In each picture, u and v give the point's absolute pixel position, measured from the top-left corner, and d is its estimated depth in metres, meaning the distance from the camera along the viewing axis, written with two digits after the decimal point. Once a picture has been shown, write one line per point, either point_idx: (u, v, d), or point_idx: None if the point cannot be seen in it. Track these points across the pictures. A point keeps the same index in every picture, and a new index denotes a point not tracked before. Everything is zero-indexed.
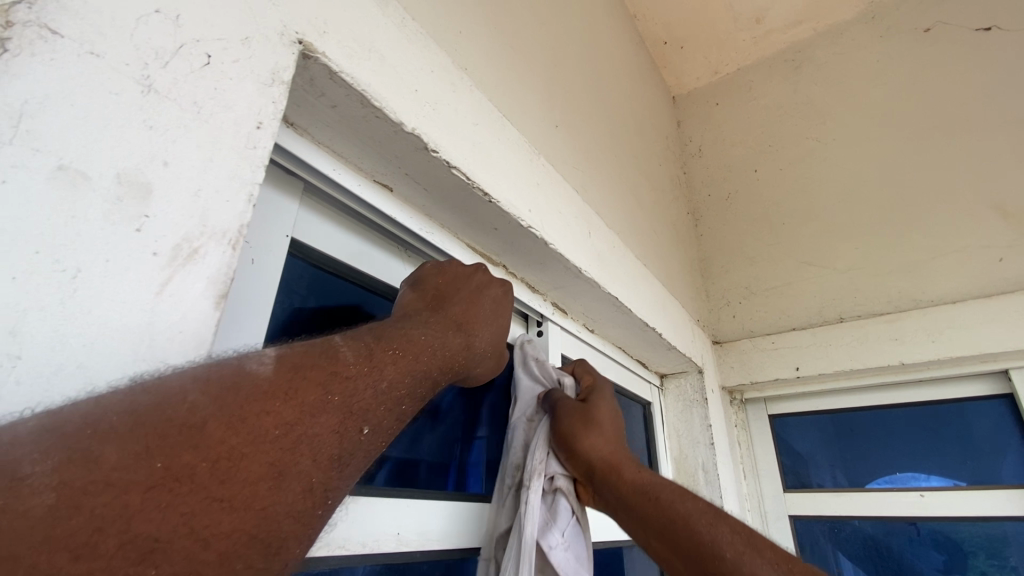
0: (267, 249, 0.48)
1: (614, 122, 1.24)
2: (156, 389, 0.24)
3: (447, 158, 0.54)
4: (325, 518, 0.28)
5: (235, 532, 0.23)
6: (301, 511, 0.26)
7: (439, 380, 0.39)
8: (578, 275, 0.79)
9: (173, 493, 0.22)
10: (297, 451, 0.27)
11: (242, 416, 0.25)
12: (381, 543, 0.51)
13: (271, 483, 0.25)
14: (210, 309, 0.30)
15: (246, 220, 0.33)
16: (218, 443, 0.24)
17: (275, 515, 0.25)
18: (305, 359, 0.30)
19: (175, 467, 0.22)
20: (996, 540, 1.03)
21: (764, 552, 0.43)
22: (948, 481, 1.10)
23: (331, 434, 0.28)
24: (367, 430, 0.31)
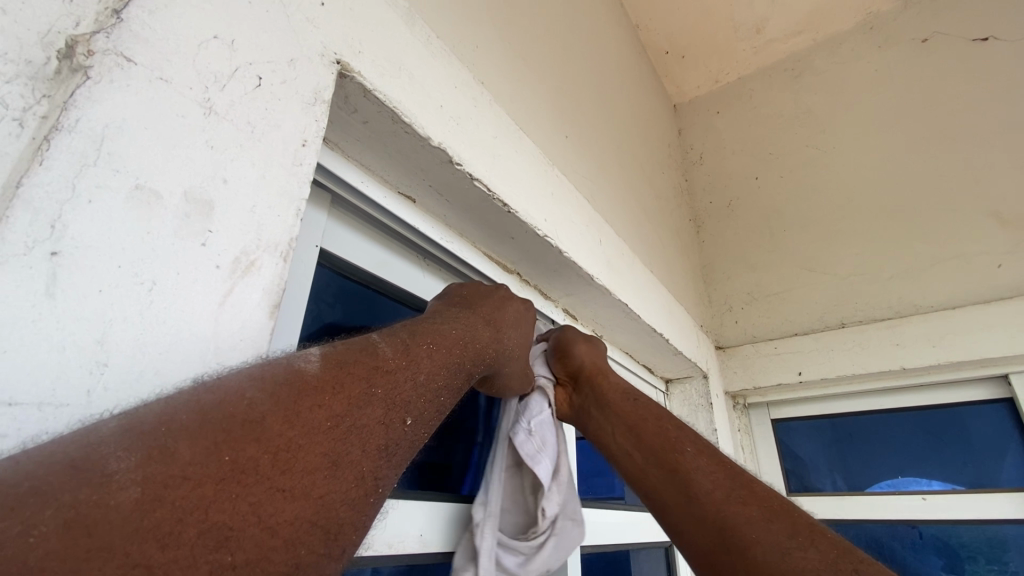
0: (298, 260, 0.50)
1: (622, 129, 1.28)
2: (219, 389, 0.25)
3: (470, 171, 0.56)
4: (376, 506, 0.30)
5: (298, 520, 0.25)
6: (353, 499, 0.28)
7: (473, 370, 0.42)
8: (591, 282, 0.81)
9: (242, 485, 0.23)
10: (347, 441, 0.28)
11: (295, 408, 0.27)
12: (405, 544, 0.53)
13: (326, 472, 0.27)
14: (266, 318, 0.32)
15: (295, 233, 0.35)
16: (279, 435, 0.26)
17: (331, 503, 0.27)
18: (348, 355, 0.31)
19: (242, 460, 0.24)
20: (997, 544, 1.09)
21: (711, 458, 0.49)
22: (948, 485, 1.16)
23: (377, 424, 0.30)
24: (410, 420, 0.33)
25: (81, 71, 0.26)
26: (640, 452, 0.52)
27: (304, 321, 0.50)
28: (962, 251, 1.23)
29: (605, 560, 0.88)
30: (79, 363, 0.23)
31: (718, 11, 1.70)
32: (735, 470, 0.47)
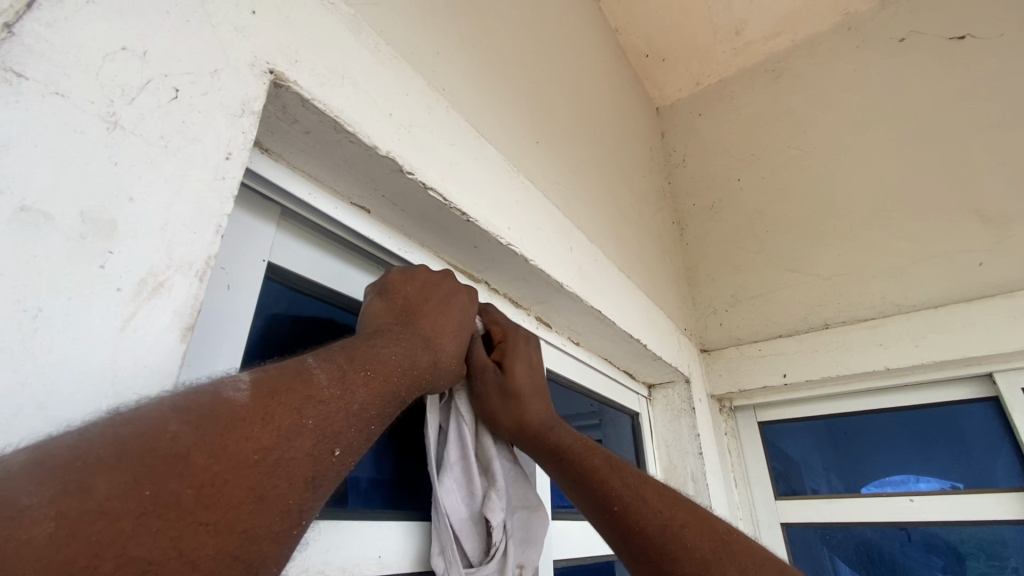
0: (243, 275, 0.49)
1: (599, 133, 1.27)
2: (124, 418, 0.24)
3: (423, 180, 0.55)
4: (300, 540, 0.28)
5: (221, 554, 0.23)
6: (278, 533, 0.26)
7: (407, 399, 0.38)
8: (560, 290, 0.79)
9: (162, 520, 0.22)
10: (274, 475, 0.26)
11: (221, 440, 0.25)
12: (364, 567, 0.52)
13: (251, 506, 0.25)
14: (175, 342, 0.30)
15: (214, 251, 0.34)
16: (204, 469, 0.24)
17: (256, 536, 0.25)
18: (278, 383, 0.29)
19: (163, 494, 0.22)
20: (993, 542, 1.08)
21: (650, 503, 0.51)
22: (939, 485, 1.15)
23: (306, 457, 0.28)
24: (339, 451, 0.30)
25: None
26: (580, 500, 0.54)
27: (249, 336, 0.48)
28: (944, 250, 1.22)
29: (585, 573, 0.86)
30: None
31: (695, 13, 1.70)
32: (665, 516, 0.50)
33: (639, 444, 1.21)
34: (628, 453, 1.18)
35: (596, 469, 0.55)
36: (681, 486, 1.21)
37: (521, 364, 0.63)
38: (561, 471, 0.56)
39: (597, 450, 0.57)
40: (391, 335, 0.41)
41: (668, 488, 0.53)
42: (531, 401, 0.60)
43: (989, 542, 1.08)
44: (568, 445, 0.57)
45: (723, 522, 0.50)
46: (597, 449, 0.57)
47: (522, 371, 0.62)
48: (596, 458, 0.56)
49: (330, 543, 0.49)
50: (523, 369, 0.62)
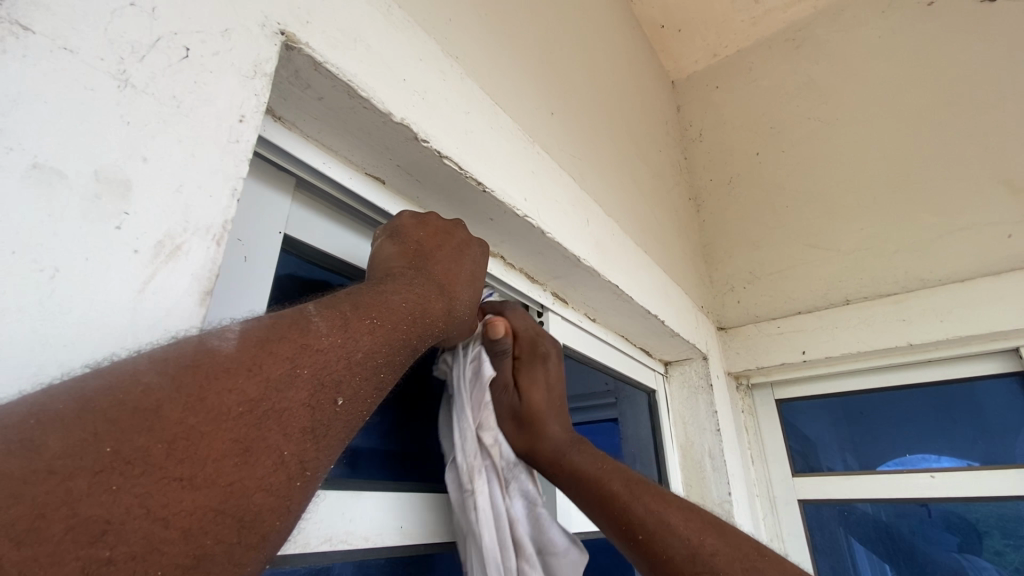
0: (258, 245, 0.48)
1: (615, 106, 1.23)
2: (111, 371, 0.22)
3: (438, 149, 0.53)
4: (306, 493, 0.26)
5: (200, 510, 0.22)
6: (273, 485, 0.24)
7: (420, 347, 0.37)
8: (578, 264, 0.78)
9: (124, 476, 0.20)
10: (263, 426, 0.25)
11: (200, 391, 0.23)
12: (384, 537, 0.52)
13: (237, 459, 0.23)
14: (195, 305, 0.30)
15: (230, 215, 0.33)
16: (177, 423, 0.22)
17: (246, 489, 0.23)
18: (271, 333, 0.27)
19: (126, 449, 0.21)
20: (1012, 519, 1.06)
21: (677, 529, 0.51)
22: (960, 462, 1.13)
23: (303, 408, 0.26)
24: (342, 401, 0.29)
25: None
26: (602, 513, 0.55)
27: (268, 309, 0.48)
28: (971, 223, 1.19)
29: (602, 547, 0.87)
30: None
31: None
32: (692, 543, 0.50)
33: (655, 421, 1.21)
34: (644, 430, 1.18)
35: (617, 496, 0.54)
36: (697, 463, 1.20)
37: (539, 385, 0.62)
38: (588, 505, 0.56)
39: (618, 473, 0.57)
40: (403, 281, 0.40)
41: (686, 502, 0.55)
42: (547, 422, 0.59)
43: (1009, 518, 1.06)
44: (589, 475, 0.57)
45: (733, 530, 0.53)
46: (619, 470, 0.57)
47: (539, 393, 0.61)
48: (619, 481, 0.56)
49: (354, 512, 0.50)
50: (541, 391, 0.61)
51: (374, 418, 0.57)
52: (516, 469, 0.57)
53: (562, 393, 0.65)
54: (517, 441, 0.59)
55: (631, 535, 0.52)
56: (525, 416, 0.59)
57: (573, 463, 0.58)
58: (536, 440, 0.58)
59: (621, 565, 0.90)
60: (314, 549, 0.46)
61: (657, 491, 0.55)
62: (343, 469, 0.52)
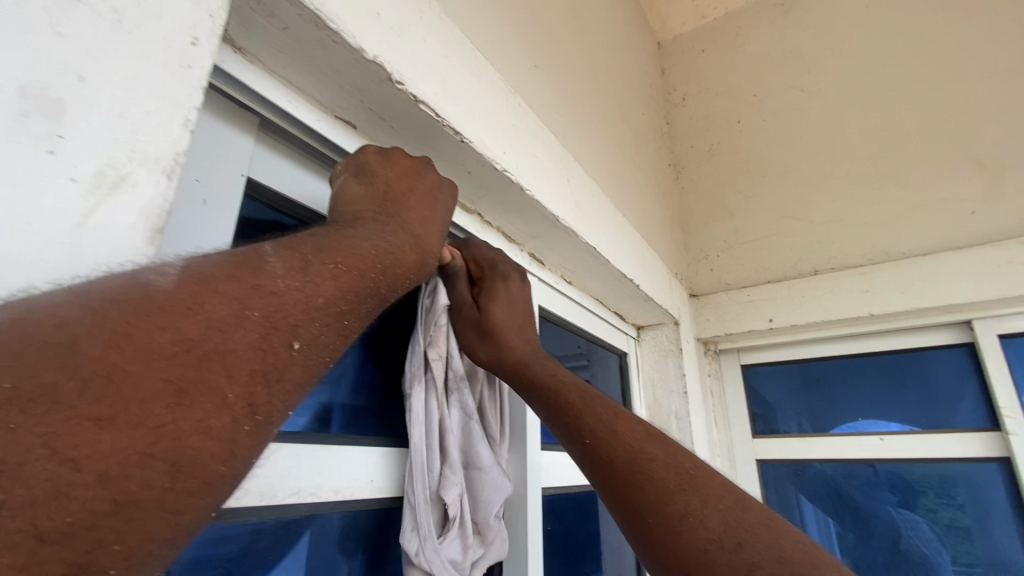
0: (218, 189, 0.45)
1: (599, 63, 1.19)
2: (25, 307, 0.20)
3: (413, 92, 0.50)
4: (255, 439, 0.25)
5: (120, 452, 0.20)
6: (214, 429, 0.23)
7: (388, 297, 0.36)
8: (556, 224, 0.77)
9: (25, 415, 0.18)
10: (202, 368, 0.23)
11: (126, 328, 0.22)
12: (356, 490, 0.52)
13: (169, 401, 0.22)
14: (145, 242, 0.28)
15: (182, 147, 0.31)
16: (96, 360, 0.20)
17: (179, 434, 0.22)
18: (218, 272, 0.26)
19: (30, 386, 0.19)
20: (946, 480, 1.14)
21: (619, 435, 0.50)
22: (905, 426, 1.20)
23: (252, 350, 0.25)
24: (299, 344, 0.27)
25: None
26: (555, 420, 0.55)
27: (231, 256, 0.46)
28: (939, 197, 1.21)
29: (570, 502, 0.89)
30: None
31: None
32: (634, 449, 0.49)
33: (625, 383, 1.23)
34: (615, 392, 1.20)
35: (572, 405, 0.54)
36: (664, 424, 1.24)
37: (500, 298, 0.62)
38: (542, 410, 0.56)
39: (572, 385, 0.57)
40: (374, 226, 0.38)
41: (643, 421, 0.53)
42: (507, 336, 0.60)
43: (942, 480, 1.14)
44: (546, 379, 0.57)
45: (692, 454, 0.49)
46: (576, 384, 0.57)
47: (500, 308, 0.61)
48: (576, 394, 0.55)
49: (322, 467, 0.49)
50: (503, 306, 0.62)
51: (340, 372, 0.55)
52: (457, 382, 0.59)
53: (526, 310, 0.65)
54: (481, 351, 0.60)
55: (578, 435, 0.52)
56: (485, 328, 0.60)
57: (532, 375, 0.57)
58: (498, 343, 0.59)
59: (587, 518, 0.94)
60: (282, 502, 0.45)
61: (615, 407, 0.54)
62: (309, 423, 0.50)
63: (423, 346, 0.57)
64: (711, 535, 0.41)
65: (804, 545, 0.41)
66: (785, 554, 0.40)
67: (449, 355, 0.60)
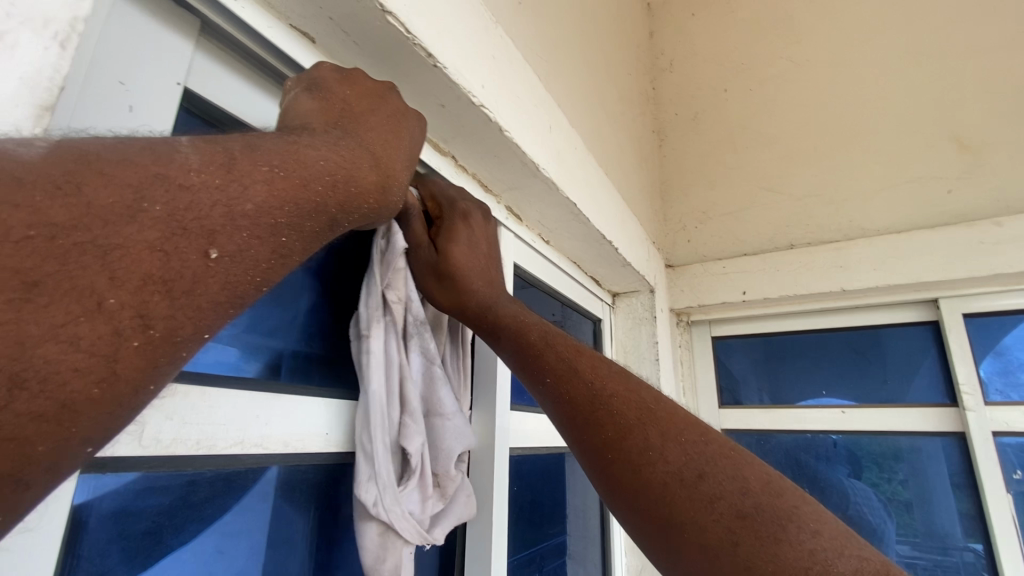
0: (150, 94, 0.39)
1: (586, 13, 1.11)
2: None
3: (380, 1, 0.44)
4: (146, 360, 0.20)
5: None
6: (82, 341, 0.18)
7: (337, 220, 0.31)
8: (535, 173, 0.72)
9: None
10: (69, 262, 0.19)
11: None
12: (306, 442, 0.48)
13: (18, 296, 0.17)
14: (27, 117, 0.23)
15: (82, 10, 0.25)
16: None
17: (28, 340, 0.17)
18: (111, 155, 0.21)
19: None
20: (890, 455, 1.18)
21: (582, 374, 0.47)
22: (855, 400, 1.24)
23: (146, 251, 0.20)
24: (218, 255, 0.23)
25: None
26: (518, 359, 0.52)
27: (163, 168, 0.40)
28: (918, 175, 1.21)
29: (537, 464, 0.88)
30: None
31: None
32: (595, 387, 0.46)
33: (597, 350, 1.22)
34: None
35: (534, 345, 0.51)
36: None
37: (461, 240, 0.58)
38: (505, 350, 0.54)
39: (536, 325, 0.54)
40: (325, 138, 0.33)
41: (605, 357, 0.49)
42: (470, 280, 0.56)
43: (886, 457, 1.19)
44: (508, 321, 0.55)
45: (657, 391, 0.46)
46: (541, 323, 0.54)
47: (461, 250, 0.57)
48: (540, 334, 0.52)
49: (268, 416, 0.44)
50: (464, 248, 0.58)
51: (288, 316, 0.50)
52: (417, 326, 0.55)
53: (488, 250, 0.61)
54: (441, 297, 0.56)
55: (537, 377, 0.49)
56: (446, 272, 0.56)
57: (497, 316, 0.55)
58: (460, 291, 0.56)
59: (553, 482, 0.93)
60: (220, 451, 0.40)
61: (580, 345, 0.51)
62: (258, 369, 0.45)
63: (381, 286, 0.52)
64: (672, 471, 0.39)
65: (769, 476, 0.39)
66: (750, 486, 0.38)
67: (408, 301, 0.54)
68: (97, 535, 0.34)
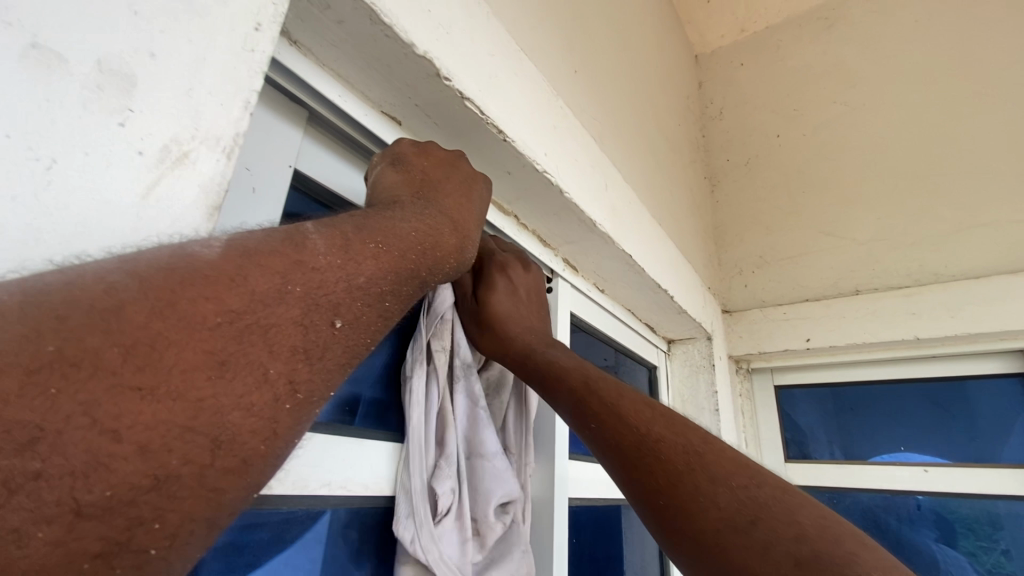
0: (268, 178, 0.46)
1: (636, 72, 1.17)
2: (80, 272, 0.20)
3: (460, 89, 0.50)
4: (295, 418, 0.25)
5: (159, 425, 0.20)
6: (254, 406, 0.23)
7: (428, 281, 0.36)
8: (593, 229, 0.76)
9: (67, 380, 0.18)
10: (243, 342, 0.23)
11: (173, 297, 0.22)
12: (382, 486, 0.51)
13: (211, 373, 0.21)
14: (203, 219, 0.28)
15: (242, 129, 0.31)
16: (143, 328, 0.20)
17: (219, 409, 0.21)
18: (264, 248, 0.26)
19: (74, 351, 0.19)
20: (987, 522, 1.08)
21: (625, 419, 0.46)
22: (940, 459, 1.15)
23: (293, 327, 0.25)
24: (341, 324, 0.27)
25: None
26: (557, 402, 0.51)
27: None
28: (994, 218, 1.15)
29: (596, 514, 0.87)
30: None
31: None
32: (640, 431, 0.44)
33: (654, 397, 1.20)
34: None
35: (570, 389, 0.51)
36: None
37: (500, 289, 0.61)
38: (542, 393, 0.54)
39: (572, 367, 0.53)
40: (413, 210, 0.38)
41: (648, 399, 0.49)
42: (511, 323, 0.59)
43: (982, 522, 1.09)
44: (541, 362, 0.55)
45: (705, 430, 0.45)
46: (576, 363, 0.54)
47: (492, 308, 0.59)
48: (577, 375, 0.52)
49: (353, 460, 0.49)
50: (503, 296, 0.61)
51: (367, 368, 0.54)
52: (464, 370, 0.58)
53: (529, 297, 0.64)
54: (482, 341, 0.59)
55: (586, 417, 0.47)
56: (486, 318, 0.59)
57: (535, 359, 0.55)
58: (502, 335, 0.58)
59: (610, 536, 0.91)
60: (310, 492, 0.45)
61: (623, 386, 0.50)
62: (331, 412, 0.50)
63: (426, 336, 0.56)
64: (724, 518, 0.37)
65: (826, 521, 0.36)
66: (807, 533, 0.35)
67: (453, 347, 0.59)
68: (210, 566, 0.39)
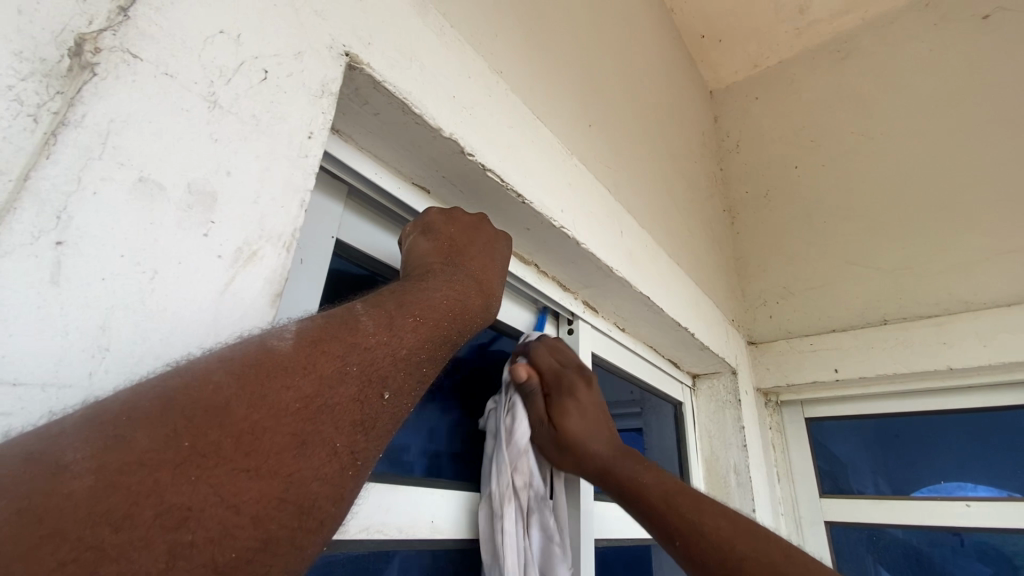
0: (313, 250, 0.51)
1: (649, 116, 1.22)
2: (184, 370, 0.25)
3: (482, 162, 0.55)
4: (357, 480, 0.29)
5: (265, 498, 0.24)
6: (328, 474, 0.27)
7: (458, 343, 0.40)
8: (610, 275, 0.80)
9: (200, 467, 0.23)
10: (318, 421, 0.27)
11: (261, 387, 0.26)
12: (416, 530, 0.54)
13: (295, 450, 0.26)
14: (267, 306, 0.33)
15: (299, 224, 0.36)
16: (243, 418, 0.25)
17: (302, 480, 0.26)
18: (324, 333, 0.30)
19: (201, 443, 0.23)
20: None
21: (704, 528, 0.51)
22: (995, 491, 1.11)
23: (352, 402, 0.29)
24: (389, 394, 0.32)
25: (88, 68, 0.28)
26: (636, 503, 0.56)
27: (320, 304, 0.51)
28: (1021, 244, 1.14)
29: (625, 553, 0.88)
30: (84, 346, 0.25)
31: None
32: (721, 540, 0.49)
33: (681, 433, 1.21)
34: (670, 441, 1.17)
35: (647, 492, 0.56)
36: (723, 479, 1.19)
37: (573, 413, 0.64)
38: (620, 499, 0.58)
39: (648, 470, 0.58)
40: (444, 277, 0.43)
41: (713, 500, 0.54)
42: (588, 442, 0.62)
43: None
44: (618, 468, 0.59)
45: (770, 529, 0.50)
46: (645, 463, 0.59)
47: (573, 420, 0.63)
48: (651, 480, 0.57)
49: (388, 506, 0.52)
50: (576, 418, 0.63)
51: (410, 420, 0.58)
52: (540, 502, 0.60)
53: (599, 414, 0.66)
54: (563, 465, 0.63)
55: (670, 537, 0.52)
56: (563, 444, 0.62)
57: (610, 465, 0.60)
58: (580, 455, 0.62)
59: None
60: (349, 538, 0.47)
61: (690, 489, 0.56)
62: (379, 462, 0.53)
63: (510, 469, 0.58)
64: None
65: None
66: None
67: (531, 479, 0.61)
68: None
